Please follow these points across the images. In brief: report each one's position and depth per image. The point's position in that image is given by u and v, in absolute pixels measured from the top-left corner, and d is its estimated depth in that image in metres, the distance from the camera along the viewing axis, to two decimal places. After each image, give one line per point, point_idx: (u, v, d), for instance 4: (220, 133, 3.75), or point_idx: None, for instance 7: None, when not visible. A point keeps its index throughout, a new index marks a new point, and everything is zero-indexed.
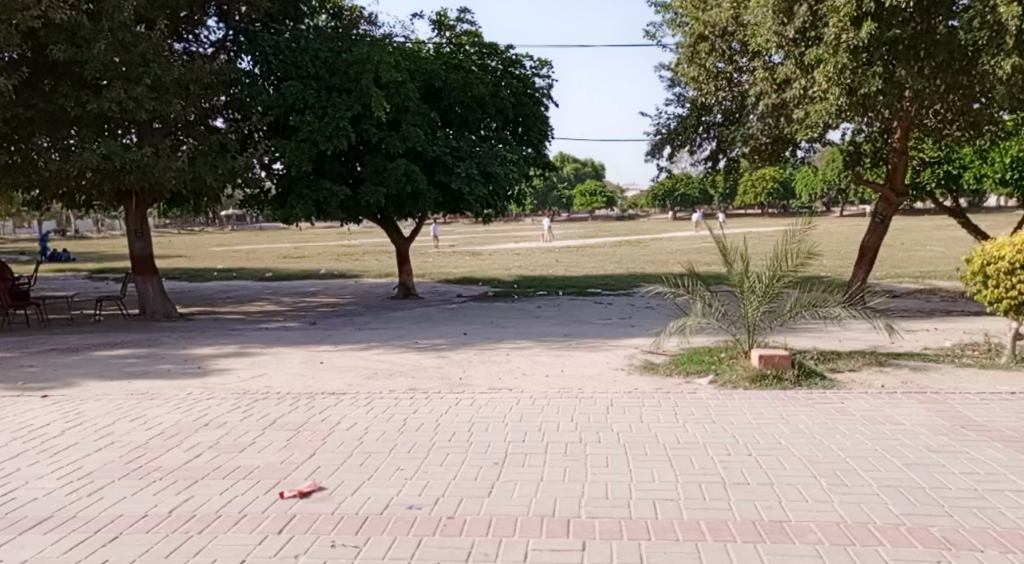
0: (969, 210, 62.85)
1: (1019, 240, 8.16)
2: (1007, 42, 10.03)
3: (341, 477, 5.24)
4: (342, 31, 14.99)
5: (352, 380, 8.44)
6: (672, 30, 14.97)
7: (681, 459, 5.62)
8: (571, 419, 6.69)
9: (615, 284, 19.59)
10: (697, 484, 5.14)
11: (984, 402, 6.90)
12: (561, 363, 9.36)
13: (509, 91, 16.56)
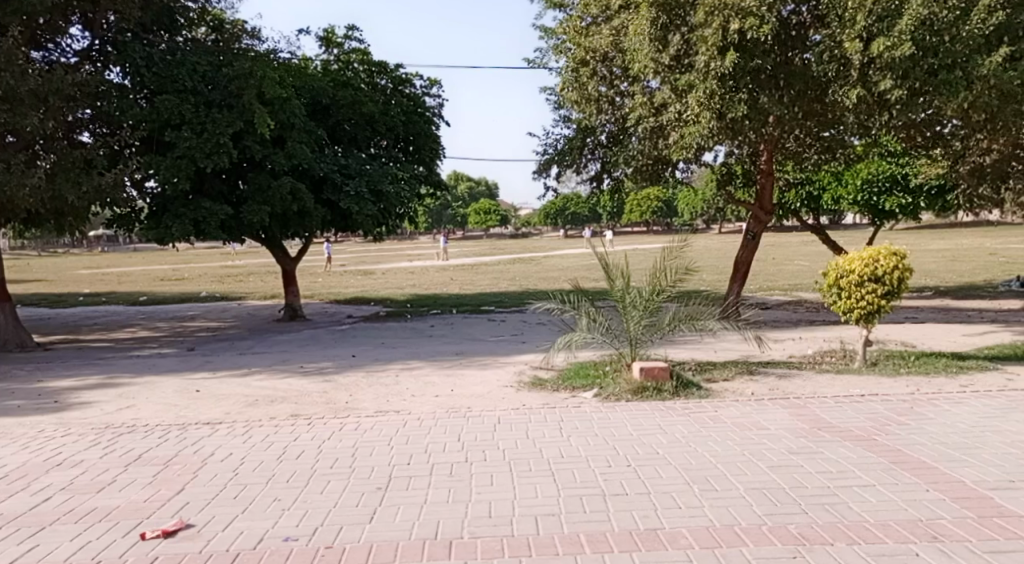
0: (836, 227, 66.95)
1: (866, 253, 8.92)
2: (853, 73, 10.92)
3: (213, 512, 5.15)
4: (223, 46, 14.49)
5: (229, 409, 8.26)
6: (557, 55, 15.35)
7: (564, 473, 5.82)
8: (457, 439, 6.79)
9: (507, 302, 19.86)
10: (578, 497, 5.33)
11: (840, 405, 7.41)
12: (450, 383, 9.43)
13: (399, 109, 16.65)
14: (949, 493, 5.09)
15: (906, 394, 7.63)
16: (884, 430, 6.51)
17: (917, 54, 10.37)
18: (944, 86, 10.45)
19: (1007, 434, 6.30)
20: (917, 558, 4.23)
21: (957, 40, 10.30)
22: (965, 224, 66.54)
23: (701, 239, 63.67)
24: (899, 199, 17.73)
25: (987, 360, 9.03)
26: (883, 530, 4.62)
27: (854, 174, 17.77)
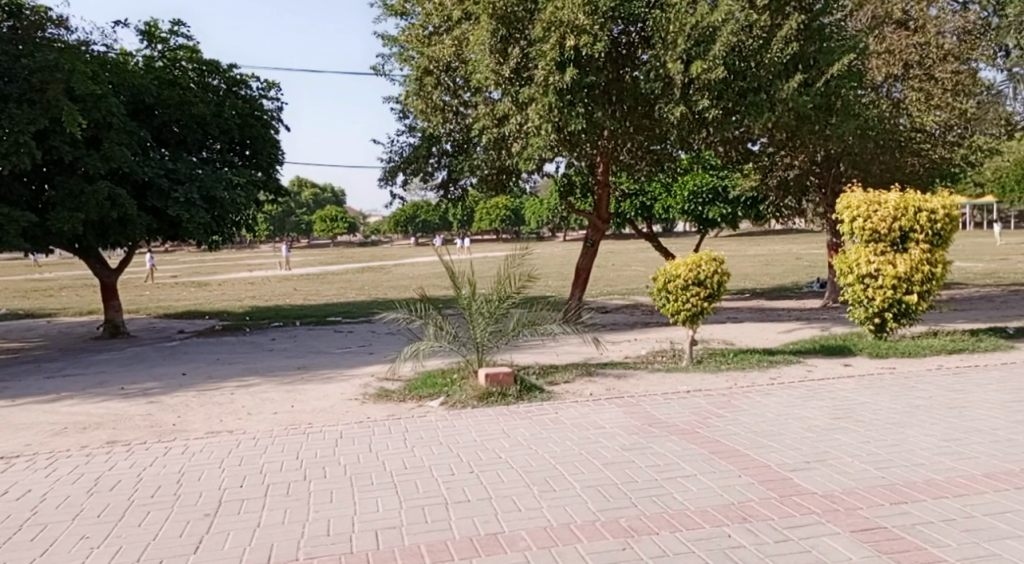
0: (671, 235, 70.76)
1: (691, 259, 9.59)
2: (675, 92, 11.72)
3: (7, 558, 4.86)
4: (25, 35, 13.32)
5: (34, 440, 7.75)
6: (401, 63, 15.30)
7: (406, 484, 5.90)
8: (296, 458, 6.71)
9: (352, 312, 19.63)
10: (420, 507, 5.42)
11: (668, 401, 7.91)
12: (290, 400, 9.26)
13: (233, 111, 16.11)
14: (756, 477, 5.59)
15: (725, 389, 8.27)
16: (704, 423, 7.02)
17: (728, 77, 11.52)
18: (752, 107, 11.76)
19: (807, 420, 6.97)
20: (729, 539, 4.60)
21: (761, 65, 11.67)
22: (784, 231, 72.12)
23: (547, 247, 65.32)
24: (720, 209, 19.57)
25: (794, 354, 9.93)
26: (701, 516, 4.95)
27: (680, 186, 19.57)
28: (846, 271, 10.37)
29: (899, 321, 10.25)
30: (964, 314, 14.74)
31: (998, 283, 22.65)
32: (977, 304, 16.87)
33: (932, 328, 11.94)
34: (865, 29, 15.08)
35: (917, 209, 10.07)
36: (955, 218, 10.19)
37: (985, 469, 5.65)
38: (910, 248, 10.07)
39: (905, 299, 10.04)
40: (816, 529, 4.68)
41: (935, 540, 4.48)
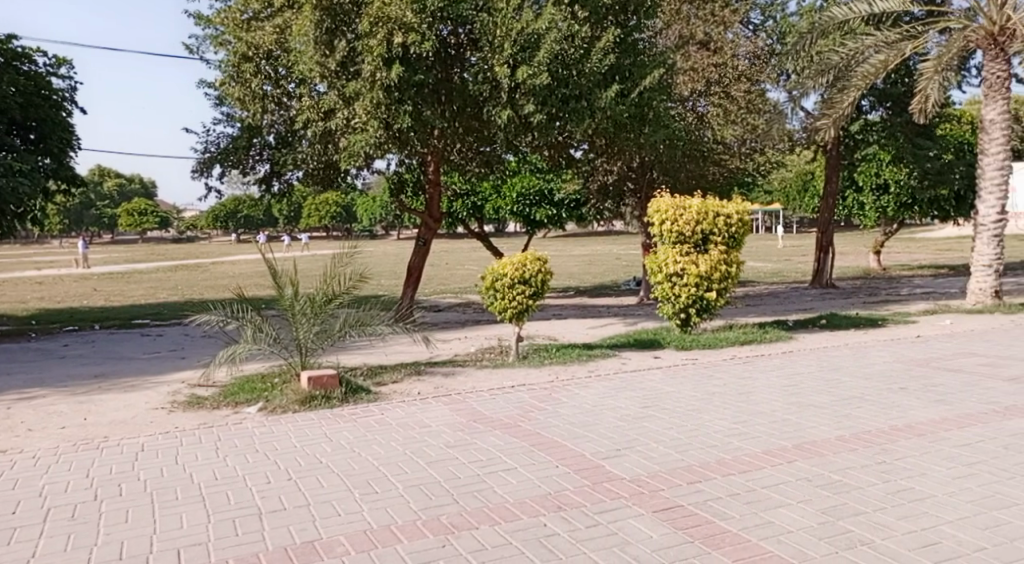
0: (499, 235, 72.25)
1: (517, 259, 9.93)
2: (502, 96, 12.10)
3: None
4: None
5: None
6: (215, 47, 14.67)
7: (215, 496, 5.56)
8: (87, 477, 6.18)
9: (161, 315, 18.61)
10: (230, 520, 5.12)
11: (493, 397, 8.19)
12: (84, 412, 8.70)
13: (15, 90, 14.85)
14: (571, 466, 5.96)
15: (546, 383, 8.68)
16: (527, 417, 7.36)
17: (552, 84, 11.97)
18: (574, 113, 12.31)
19: (619, 410, 7.51)
20: (544, 528, 4.87)
21: (581, 74, 12.21)
22: (606, 232, 75.61)
23: (374, 245, 64.57)
24: (546, 211, 20.86)
25: (610, 348, 10.55)
26: (519, 508, 5.19)
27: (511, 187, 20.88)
28: (656, 270, 11.14)
29: (701, 316, 11.26)
30: (755, 309, 16.28)
31: (785, 281, 25.08)
32: (767, 301, 18.62)
33: (728, 322, 13.08)
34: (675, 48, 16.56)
35: (716, 214, 10.98)
36: (748, 223, 11.18)
37: (764, 446, 6.42)
38: (710, 249, 11.02)
39: (706, 296, 11.02)
40: (622, 513, 5.08)
41: (722, 513, 5.02)
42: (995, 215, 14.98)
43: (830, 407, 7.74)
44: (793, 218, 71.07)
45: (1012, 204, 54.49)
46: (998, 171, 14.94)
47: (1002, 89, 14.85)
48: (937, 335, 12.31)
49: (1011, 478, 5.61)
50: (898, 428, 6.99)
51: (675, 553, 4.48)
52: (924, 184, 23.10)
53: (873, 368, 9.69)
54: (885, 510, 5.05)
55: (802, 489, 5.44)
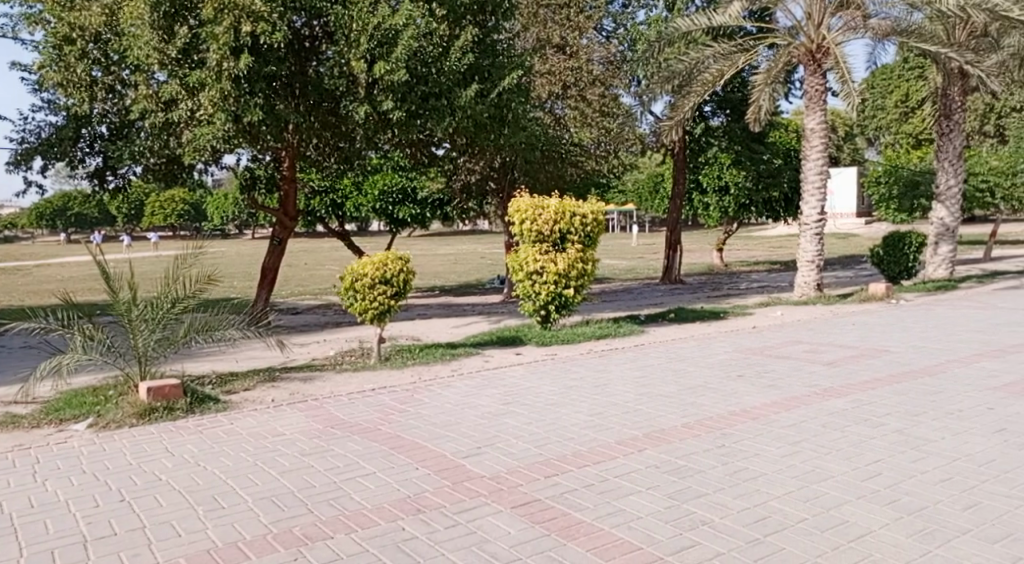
0: (357, 234, 70.93)
1: (377, 259, 9.75)
2: (360, 91, 11.89)
3: None
4: None
5: None
6: (29, 25, 13.48)
7: (33, 526, 5.08)
8: None
9: None
10: (50, 551, 4.69)
11: (352, 401, 7.99)
12: None
13: None
14: (432, 467, 5.90)
15: (407, 384, 8.58)
16: (387, 419, 7.24)
17: (411, 81, 11.85)
18: (434, 111, 12.24)
19: (479, 407, 7.54)
20: (403, 532, 4.79)
21: (441, 72, 12.22)
22: (466, 231, 75.86)
23: (220, 245, 61.41)
24: (409, 209, 20.84)
25: (473, 346, 10.57)
26: (378, 513, 5.07)
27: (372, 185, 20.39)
28: (517, 268, 11.25)
29: (560, 312, 11.51)
30: (610, 304, 16.79)
31: (639, 277, 26.01)
32: (621, 296, 19.27)
33: (583, 317, 13.44)
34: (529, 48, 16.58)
35: (572, 214, 11.21)
36: (602, 222, 11.48)
37: (618, 436, 6.77)
38: (567, 248, 11.22)
39: (564, 293, 11.26)
40: (482, 510, 5.09)
41: (579, 504, 5.23)
42: (817, 215, 16.03)
43: (676, 396, 8.20)
44: (643, 216, 74.07)
45: (831, 206, 58.21)
46: (818, 175, 15.93)
47: (820, 101, 15.89)
48: (769, 325, 13.23)
49: (827, 454, 6.35)
50: (735, 413, 7.55)
51: (532, 547, 4.55)
52: (759, 185, 25.15)
53: (715, 357, 10.32)
54: (724, 490, 5.55)
55: (651, 475, 5.84)
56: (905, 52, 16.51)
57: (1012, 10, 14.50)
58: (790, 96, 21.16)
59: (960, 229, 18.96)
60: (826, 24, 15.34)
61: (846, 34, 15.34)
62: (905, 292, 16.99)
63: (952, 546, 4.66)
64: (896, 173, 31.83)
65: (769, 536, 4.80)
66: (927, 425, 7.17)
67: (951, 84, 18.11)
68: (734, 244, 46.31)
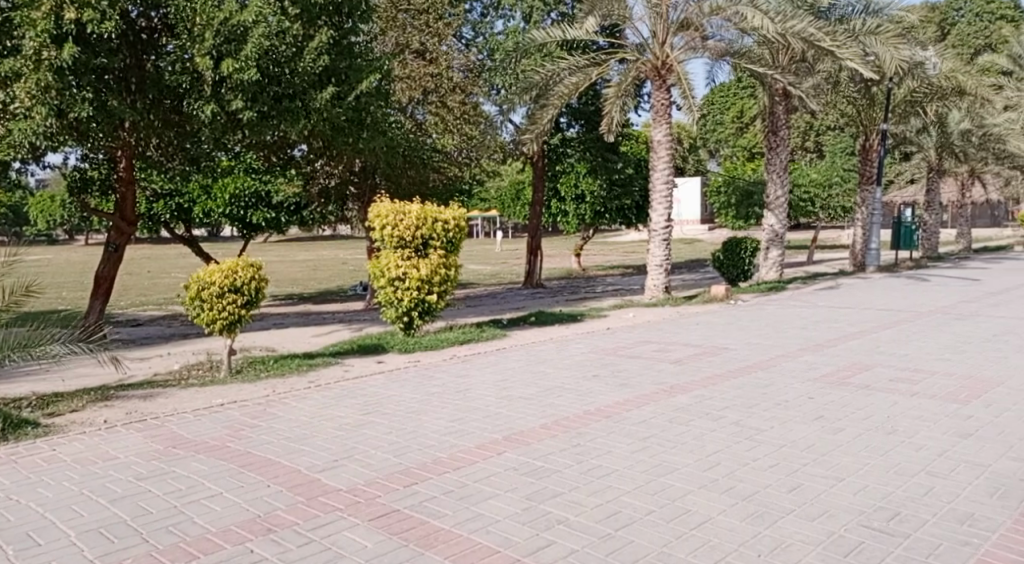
0: (205, 240, 67.63)
1: (224, 266, 9.19)
2: (206, 89, 11.20)
3: None
4: None
5: None
6: None
7: None
8: None
9: None
10: None
11: (196, 418, 7.48)
12: None
13: None
14: (283, 484, 5.58)
15: (258, 398, 8.13)
16: (235, 436, 6.82)
17: (263, 80, 11.34)
18: (287, 113, 11.72)
19: (336, 419, 7.25)
20: (251, 554, 4.47)
21: (295, 73, 11.75)
22: (322, 237, 74.00)
23: (47, 252, 56.60)
24: (263, 212, 20.02)
25: (332, 356, 10.19)
26: (223, 536, 4.72)
27: (221, 189, 19.21)
28: (378, 275, 10.97)
29: (423, 318, 11.28)
30: (472, 310, 16.73)
31: (499, 282, 26.14)
32: (483, 301, 19.33)
33: (444, 323, 13.28)
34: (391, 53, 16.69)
35: (434, 220, 11.06)
36: (464, 228, 11.40)
37: (476, 440, 6.70)
38: (429, 254, 11.07)
39: (427, 299, 11.07)
40: (337, 525, 4.85)
41: (437, 512, 5.11)
42: (664, 221, 16.62)
43: (534, 398, 8.21)
44: (502, 222, 74.88)
45: (678, 214, 60.45)
46: (664, 184, 16.51)
47: (665, 115, 16.50)
48: (623, 326, 13.57)
49: (673, 448, 6.55)
50: (590, 412, 7.65)
51: (390, 560, 4.38)
52: (613, 194, 26.03)
53: (571, 358, 10.45)
54: (578, 488, 5.61)
55: (510, 478, 5.78)
56: (739, 73, 17.38)
57: (824, 40, 15.46)
58: (638, 109, 22.03)
59: (787, 235, 20.09)
60: (669, 42, 15.98)
61: (687, 53, 16.21)
62: (743, 293, 17.97)
63: (778, 526, 4.99)
64: (733, 183, 33.84)
65: (619, 530, 4.91)
66: (766, 416, 7.54)
67: (776, 104, 19.30)
68: (590, 249, 47.52)
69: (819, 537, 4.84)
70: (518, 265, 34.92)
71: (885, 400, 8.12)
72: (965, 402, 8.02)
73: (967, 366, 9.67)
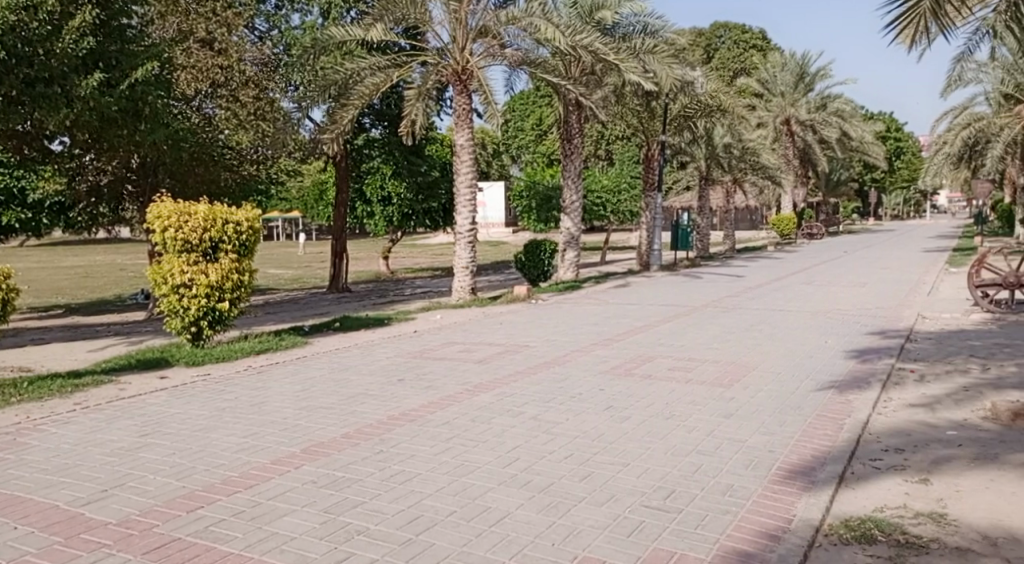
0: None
1: None
2: None
3: None
4: None
5: None
6: None
7: None
8: None
9: None
10: None
11: None
12: None
13: None
14: (37, 523, 4.85)
15: (11, 426, 7.11)
16: None
17: (8, 61, 10.07)
18: (40, 100, 10.48)
19: (106, 444, 6.48)
20: None
21: (50, 55, 10.53)
22: (101, 242, 67.96)
23: None
24: (16, 213, 19.75)
25: (106, 373, 9.19)
26: None
27: None
28: (158, 282, 10.07)
29: (213, 328, 10.53)
30: (270, 317, 15.90)
31: (300, 287, 25.15)
32: (284, 307, 18.47)
33: (241, 332, 12.51)
34: (166, 34, 15.42)
35: (224, 221, 10.35)
36: (259, 230, 10.77)
37: (272, 455, 6.22)
38: (220, 257, 10.33)
39: (217, 307, 10.35)
40: None
41: (224, 536, 4.64)
42: (468, 224, 16.61)
43: (336, 407, 7.81)
44: (305, 226, 72.56)
45: (485, 215, 61.73)
46: (468, 189, 16.55)
47: (467, 120, 16.59)
48: (429, 328, 13.40)
49: (476, 447, 6.44)
50: (392, 417, 7.38)
51: None
52: (419, 196, 25.75)
53: (375, 364, 10.11)
54: (380, 496, 5.33)
55: (306, 492, 5.40)
56: (539, 81, 17.64)
57: (609, 54, 16.17)
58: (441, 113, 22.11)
59: (583, 237, 20.91)
60: (469, 48, 16.11)
61: (486, 60, 16.27)
62: (543, 293, 18.41)
63: (571, 514, 5.01)
64: (534, 189, 34.87)
65: (420, 534, 4.70)
66: (563, 409, 7.64)
67: (569, 113, 20.03)
68: (394, 252, 47.05)
69: (605, 520, 4.92)
70: (321, 269, 33.86)
71: (669, 387, 8.52)
72: (730, 384, 8.60)
73: (737, 353, 10.41)
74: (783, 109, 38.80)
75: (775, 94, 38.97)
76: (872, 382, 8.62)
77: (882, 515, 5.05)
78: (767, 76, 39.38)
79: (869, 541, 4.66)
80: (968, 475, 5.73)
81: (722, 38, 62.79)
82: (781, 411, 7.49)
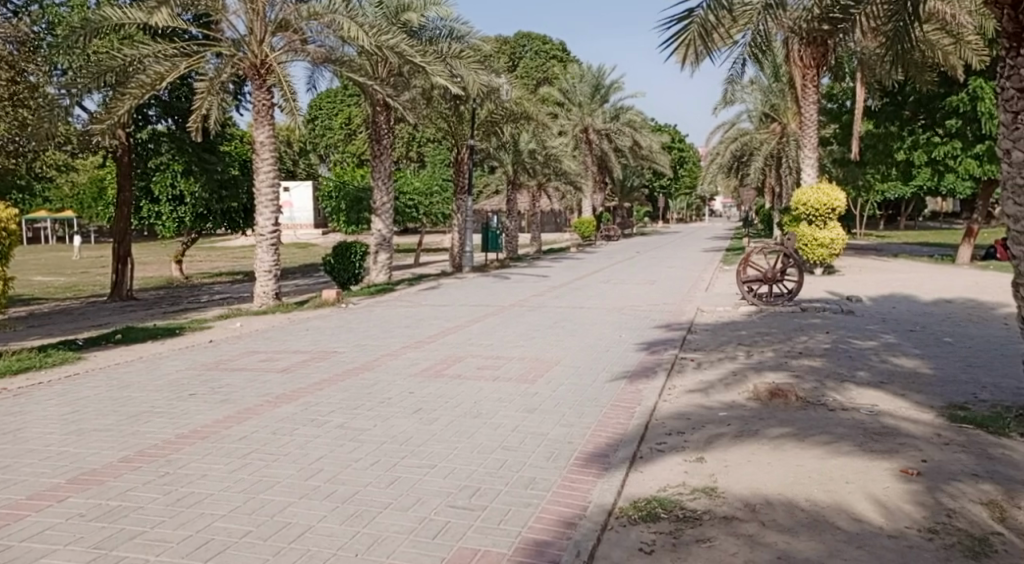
0: None
1: None
2: None
3: None
4: None
5: None
6: None
7: None
8: None
9: None
10: None
11: None
12: None
13: None
14: None
15: None
16: None
17: None
18: None
19: None
20: None
21: None
22: None
23: None
24: None
25: None
26: None
27: None
28: None
29: None
30: (33, 331, 14.05)
31: (76, 296, 22.77)
32: (55, 319, 16.51)
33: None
34: None
35: None
36: (15, 230, 9.45)
37: (31, 489, 5.31)
38: None
39: None
40: None
41: None
42: (271, 225, 15.64)
43: (114, 428, 6.89)
44: (88, 230, 66.42)
45: (291, 218, 59.72)
46: (268, 187, 15.55)
47: (268, 116, 15.63)
48: (226, 337, 12.42)
49: (277, 461, 5.86)
50: (183, 435, 6.61)
51: None
52: (216, 196, 24.03)
53: (165, 378, 9.13)
54: (164, 522, 4.66)
55: (72, 528, 4.62)
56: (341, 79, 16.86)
57: (416, 56, 15.74)
58: (238, 108, 20.92)
59: (395, 239, 20.42)
60: (267, 42, 15.18)
61: (288, 54, 15.41)
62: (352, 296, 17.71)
63: (376, 522, 4.61)
64: (344, 189, 33.66)
65: (209, 561, 4.13)
66: (365, 416, 7.18)
67: (377, 113, 19.44)
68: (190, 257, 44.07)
69: (410, 524, 4.57)
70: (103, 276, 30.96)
71: (471, 387, 8.30)
72: (531, 381, 8.50)
73: (539, 350, 10.40)
74: (583, 117, 40.27)
75: (575, 103, 40.34)
76: (656, 371, 8.85)
77: (663, 493, 5.05)
78: (568, 85, 40.63)
79: (654, 519, 4.63)
80: (736, 449, 5.90)
81: (524, 47, 64.12)
82: (577, 403, 7.46)
